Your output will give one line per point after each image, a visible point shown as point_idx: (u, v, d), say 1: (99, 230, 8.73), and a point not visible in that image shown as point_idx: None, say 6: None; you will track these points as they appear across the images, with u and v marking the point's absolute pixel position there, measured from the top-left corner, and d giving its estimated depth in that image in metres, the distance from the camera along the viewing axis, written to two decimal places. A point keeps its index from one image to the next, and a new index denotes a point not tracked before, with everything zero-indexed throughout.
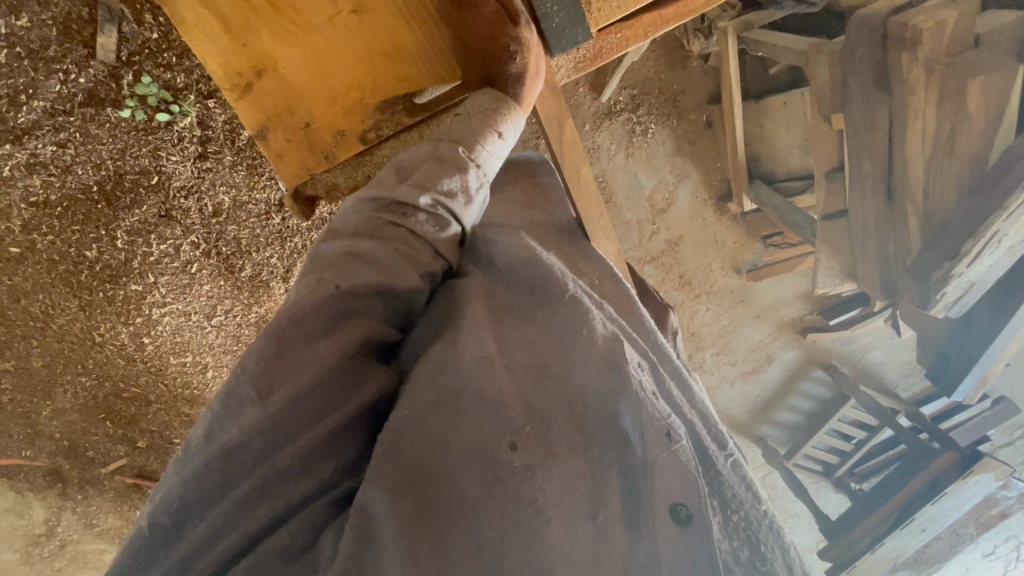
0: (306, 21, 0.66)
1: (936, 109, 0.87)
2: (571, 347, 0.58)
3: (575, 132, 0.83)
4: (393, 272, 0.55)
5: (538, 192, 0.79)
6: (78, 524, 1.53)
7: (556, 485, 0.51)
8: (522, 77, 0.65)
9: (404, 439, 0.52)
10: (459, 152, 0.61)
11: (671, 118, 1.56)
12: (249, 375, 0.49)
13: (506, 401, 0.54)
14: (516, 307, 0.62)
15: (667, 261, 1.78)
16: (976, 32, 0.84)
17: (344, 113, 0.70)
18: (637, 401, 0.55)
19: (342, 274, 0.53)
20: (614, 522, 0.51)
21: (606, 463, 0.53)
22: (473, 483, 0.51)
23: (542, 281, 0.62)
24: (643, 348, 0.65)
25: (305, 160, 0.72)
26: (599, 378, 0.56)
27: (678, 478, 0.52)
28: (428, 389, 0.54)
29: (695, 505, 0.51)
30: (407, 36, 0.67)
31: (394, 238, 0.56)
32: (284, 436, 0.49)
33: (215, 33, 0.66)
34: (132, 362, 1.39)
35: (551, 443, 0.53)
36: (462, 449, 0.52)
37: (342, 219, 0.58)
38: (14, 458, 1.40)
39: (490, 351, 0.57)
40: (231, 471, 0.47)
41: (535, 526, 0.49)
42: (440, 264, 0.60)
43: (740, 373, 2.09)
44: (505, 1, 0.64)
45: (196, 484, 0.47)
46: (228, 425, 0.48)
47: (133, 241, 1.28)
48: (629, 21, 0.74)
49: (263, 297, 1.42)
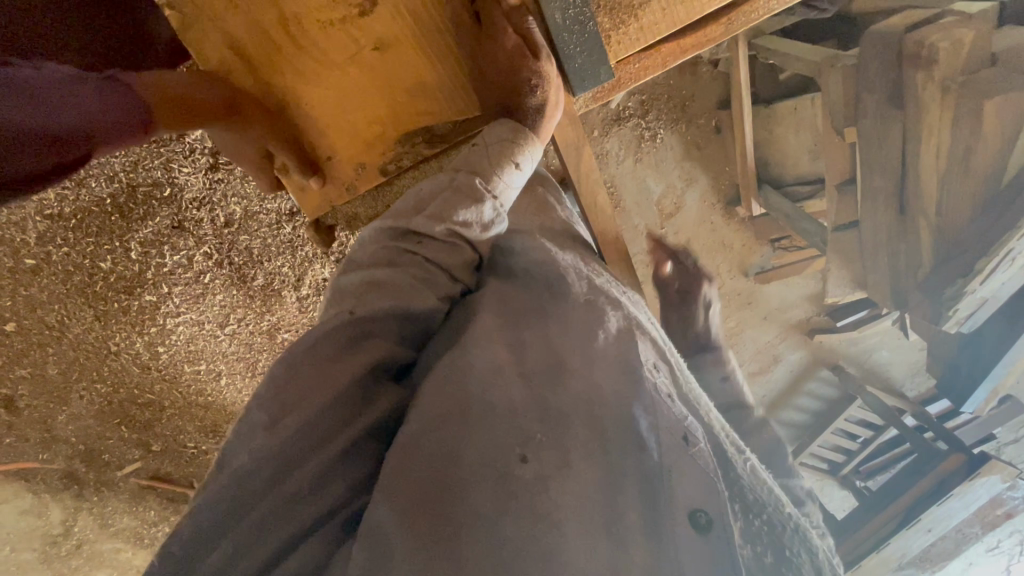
0: (332, 60, 0.73)
1: (953, 123, 0.87)
2: (590, 349, 0.57)
3: (592, 159, 0.86)
4: (409, 296, 0.55)
5: (549, 206, 0.79)
6: (94, 524, 1.53)
7: (574, 497, 0.47)
8: (541, 111, 0.69)
9: (418, 455, 0.49)
10: (476, 183, 0.61)
11: (680, 124, 1.54)
12: (262, 403, 0.48)
13: (517, 409, 0.52)
14: (534, 308, 0.60)
15: (676, 263, 1.77)
16: (993, 51, 0.86)
17: (366, 146, 0.79)
18: (652, 403, 0.54)
19: (359, 301, 0.53)
20: (631, 533, 0.47)
21: (624, 475, 0.50)
22: (485, 499, 0.47)
23: (558, 278, 0.62)
24: (660, 350, 0.63)
25: (327, 194, 0.83)
26: (615, 382, 0.55)
27: (697, 483, 0.51)
28: (441, 399, 0.52)
29: (716, 512, 0.49)
30: (428, 72, 0.75)
31: (409, 265, 0.57)
32: (295, 456, 0.47)
33: (242, 75, 0.73)
34: (146, 370, 1.36)
35: (567, 450, 0.50)
36: (473, 463, 0.49)
37: (360, 248, 0.58)
38: (33, 461, 1.41)
39: (502, 360, 0.55)
40: (241, 499, 0.45)
41: (551, 540, 0.45)
42: (458, 288, 0.61)
43: (747, 374, 2.10)
44: (526, 36, 0.68)
45: (209, 513, 0.44)
46: (240, 450, 0.46)
47: (147, 252, 1.23)
48: (645, 53, 0.79)
49: (275, 305, 1.34)
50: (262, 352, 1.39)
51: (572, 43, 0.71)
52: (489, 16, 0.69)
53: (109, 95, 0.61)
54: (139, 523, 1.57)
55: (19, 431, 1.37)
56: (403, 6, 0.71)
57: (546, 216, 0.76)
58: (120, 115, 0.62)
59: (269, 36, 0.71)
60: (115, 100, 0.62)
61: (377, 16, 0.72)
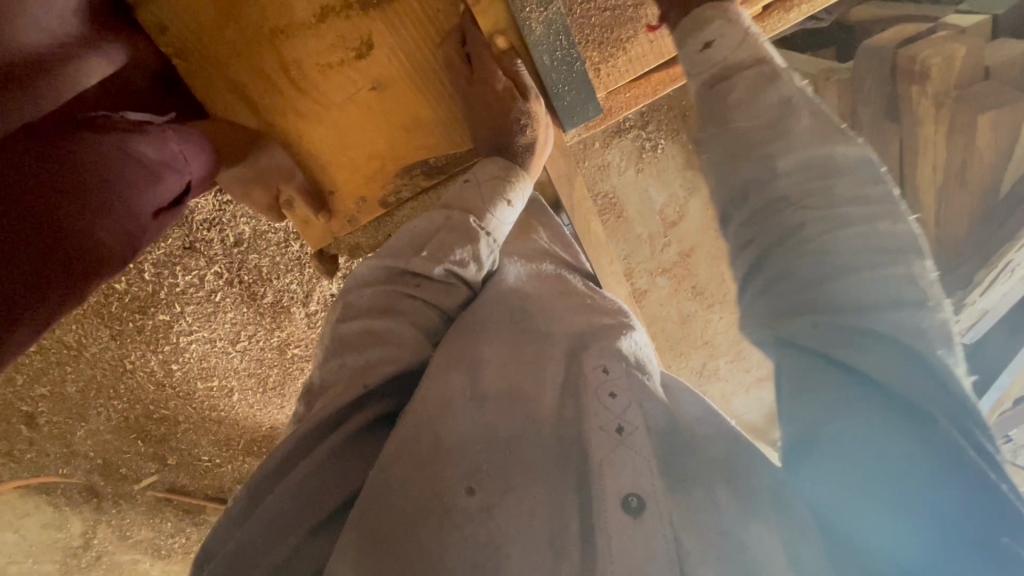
0: (331, 101, 0.76)
1: (947, 135, 1.04)
2: (540, 372, 0.58)
3: (583, 190, 0.95)
4: (407, 348, 0.58)
5: (533, 230, 0.80)
6: (112, 535, 1.45)
7: (518, 519, 0.48)
8: (532, 149, 0.73)
9: (389, 501, 0.49)
10: (471, 222, 0.63)
11: (680, 133, 1.33)
12: (274, 459, 0.51)
13: (464, 443, 0.52)
14: (472, 332, 0.61)
15: (681, 272, 1.49)
16: (986, 65, 1.02)
17: (368, 180, 0.83)
18: (589, 410, 0.54)
19: (368, 373, 0.55)
20: (571, 544, 0.48)
21: (565, 486, 0.51)
22: (433, 536, 0.47)
23: (521, 306, 0.64)
24: (621, 350, 0.58)
25: (330, 226, 0.87)
26: (559, 402, 0.56)
27: (631, 467, 0.49)
28: (415, 445, 0.51)
29: (644, 492, 0.48)
30: (424, 109, 0.78)
31: (410, 310, 0.60)
32: (328, 479, 0.51)
33: (244, 114, 0.76)
34: (161, 388, 1.28)
35: (510, 475, 0.50)
36: (423, 496, 0.49)
37: (357, 291, 0.61)
38: (51, 477, 1.30)
39: (456, 392, 0.55)
40: (275, 527, 0.48)
41: (493, 563, 0.46)
42: (446, 319, 0.64)
43: (755, 380, 1.72)
44: (515, 78, 0.73)
45: (257, 531, 0.47)
46: (271, 488, 0.50)
47: (161, 273, 1.16)
48: (637, 81, 0.84)
49: (284, 322, 1.30)
50: (273, 367, 1.35)
51: (561, 81, 0.76)
52: (480, 58, 0.72)
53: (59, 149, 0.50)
54: (157, 534, 1.51)
55: (36, 447, 1.25)
56: (398, 49, 0.74)
57: (527, 239, 0.78)
58: (164, 158, 0.59)
59: (272, 80, 0.75)
60: (162, 143, 0.59)
61: (374, 58, 0.74)
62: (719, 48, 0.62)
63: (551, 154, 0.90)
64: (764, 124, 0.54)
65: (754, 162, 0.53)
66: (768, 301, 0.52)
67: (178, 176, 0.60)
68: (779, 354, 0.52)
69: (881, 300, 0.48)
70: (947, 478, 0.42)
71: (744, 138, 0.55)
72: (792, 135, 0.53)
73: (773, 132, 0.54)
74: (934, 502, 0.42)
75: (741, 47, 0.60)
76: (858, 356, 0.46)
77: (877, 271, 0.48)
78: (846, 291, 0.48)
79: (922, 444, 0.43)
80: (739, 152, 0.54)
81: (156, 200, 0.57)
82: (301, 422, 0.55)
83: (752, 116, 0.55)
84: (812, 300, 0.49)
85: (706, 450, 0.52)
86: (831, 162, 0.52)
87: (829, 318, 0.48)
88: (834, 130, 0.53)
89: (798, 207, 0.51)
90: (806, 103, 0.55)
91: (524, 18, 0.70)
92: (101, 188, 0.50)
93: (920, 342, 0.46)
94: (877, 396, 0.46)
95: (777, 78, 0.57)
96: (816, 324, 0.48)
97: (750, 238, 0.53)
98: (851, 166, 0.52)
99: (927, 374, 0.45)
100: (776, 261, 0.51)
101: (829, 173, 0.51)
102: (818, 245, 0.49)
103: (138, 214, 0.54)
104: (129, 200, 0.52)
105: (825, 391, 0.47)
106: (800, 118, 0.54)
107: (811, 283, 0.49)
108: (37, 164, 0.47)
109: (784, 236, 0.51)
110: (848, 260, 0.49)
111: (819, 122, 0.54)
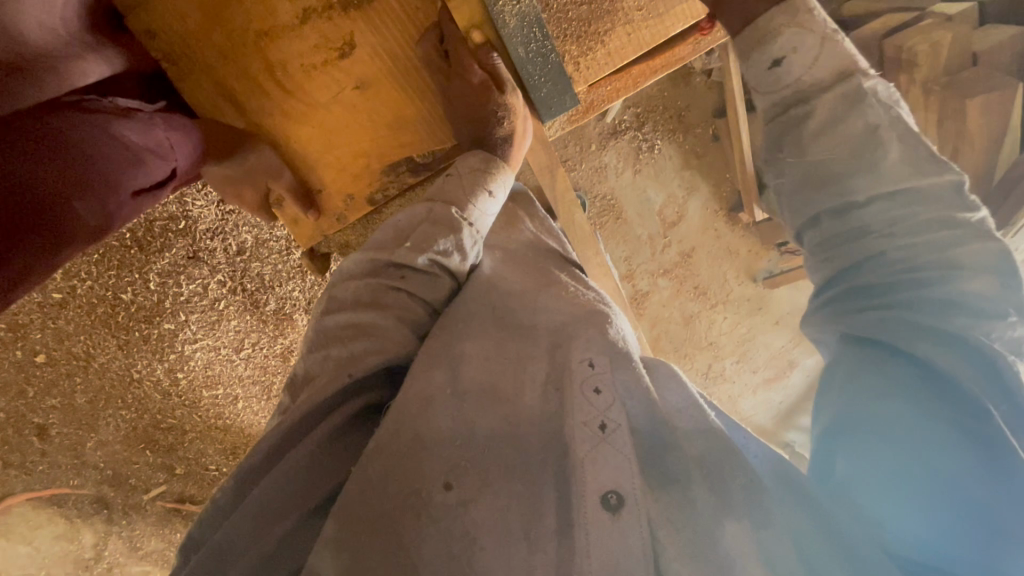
0: (316, 101, 0.78)
1: (939, 123, 1.13)
2: (521, 371, 0.57)
3: (565, 181, 0.95)
4: (391, 343, 0.58)
5: (519, 220, 0.82)
6: (124, 548, 1.31)
7: (491, 513, 0.48)
8: (510, 140, 0.75)
9: (366, 499, 0.48)
10: (452, 213, 0.64)
11: (677, 133, 1.33)
12: (263, 452, 0.51)
13: (444, 440, 0.51)
14: (460, 325, 0.61)
15: (681, 272, 1.49)
16: (975, 51, 1.10)
17: (355, 179, 0.86)
18: (575, 406, 0.53)
19: (352, 363, 0.55)
20: (546, 535, 0.48)
21: (542, 481, 0.51)
22: (408, 528, 0.47)
23: (503, 304, 0.64)
24: (608, 341, 0.57)
25: (320, 224, 0.90)
26: (543, 399, 0.55)
27: (615, 465, 0.49)
28: (397, 440, 0.51)
29: (626, 491, 0.48)
30: (409, 108, 0.80)
31: (395, 304, 0.60)
32: (316, 472, 0.51)
33: (232, 117, 0.78)
34: (168, 397, 1.23)
35: (484, 471, 0.50)
36: (403, 489, 0.49)
37: (341, 287, 0.62)
38: (64, 488, 1.20)
39: (436, 390, 0.54)
40: (272, 510, 0.49)
41: (466, 558, 0.46)
42: (427, 312, 0.64)
43: (762, 381, 1.70)
44: (491, 69, 0.73)
45: (244, 523, 0.48)
46: (261, 479, 0.51)
47: (165, 282, 1.14)
48: (614, 76, 0.86)
49: (288, 329, 1.27)
50: (277, 375, 1.32)
51: (535, 73, 0.76)
52: (457, 54, 0.73)
53: (57, 129, 0.52)
54: (167, 545, 1.38)
55: (47, 459, 1.17)
56: (379, 46, 0.76)
57: (513, 231, 0.79)
58: (148, 145, 0.61)
59: (258, 82, 0.77)
60: (147, 130, 0.62)
61: (355, 57, 0.76)
62: (793, 65, 0.55)
63: (532, 147, 0.90)
64: (847, 155, 0.52)
65: (828, 201, 0.54)
66: (842, 292, 0.55)
67: (163, 162, 0.63)
68: (841, 346, 0.55)
69: (951, 300, 0.50)
70: (946, 492, 0.46)
71: (825, 167, 0.53)
72: (880, 169, 0.52)
73: (860, 150, 0.52)
74: (961, 493, 0.46)
75: (819, 58, 0.54)
76: (924, 351, 0.49)
77: (953, 283, 0.50)
78: (920, 287, 0.51)
79: (944, 464, 0.46)
80: (816, 182, 0.54)
81: (139, 181, 0.59)
82: (288, 413, 0.56)
83: (836, 148, 0.53)
84: (883, 297, 0.52)
85: (687, 449, 0.51)
86: (919, 189, 0.51)
87: (895, 313, 0.51)
88: (930, 157, 0.52)
89: (871, 218, 0.52)
90: (894, 127, 0.52)
91: (498, 14, 0.71)
92: (85, 172, 0.52)
93: (993, 349, 0.48)
94: (939, 392, 0.49)
95: (863, 98, 0.52)
96: (883, 321, 0.51)
97: (825, 242, 0.56)
98: (942, 192, 0.51)
99: (991, 381, 0.48)
100: (873, 262, 0.53)
101: (918, 196, 0.51)
102: (889, 242, 0.52)
103: (118, 191, 0.56)
104: (115, 181, 0.55)
105: (889, 379, 0.50)
106: (890, 143, 0.52)
107: (879, 281, 0.52)
108: (27, 139, 0.50)
109: (856, 236, 0.53)
110: (916, 262, 0.51)
111: (909, 150, 0.52)
